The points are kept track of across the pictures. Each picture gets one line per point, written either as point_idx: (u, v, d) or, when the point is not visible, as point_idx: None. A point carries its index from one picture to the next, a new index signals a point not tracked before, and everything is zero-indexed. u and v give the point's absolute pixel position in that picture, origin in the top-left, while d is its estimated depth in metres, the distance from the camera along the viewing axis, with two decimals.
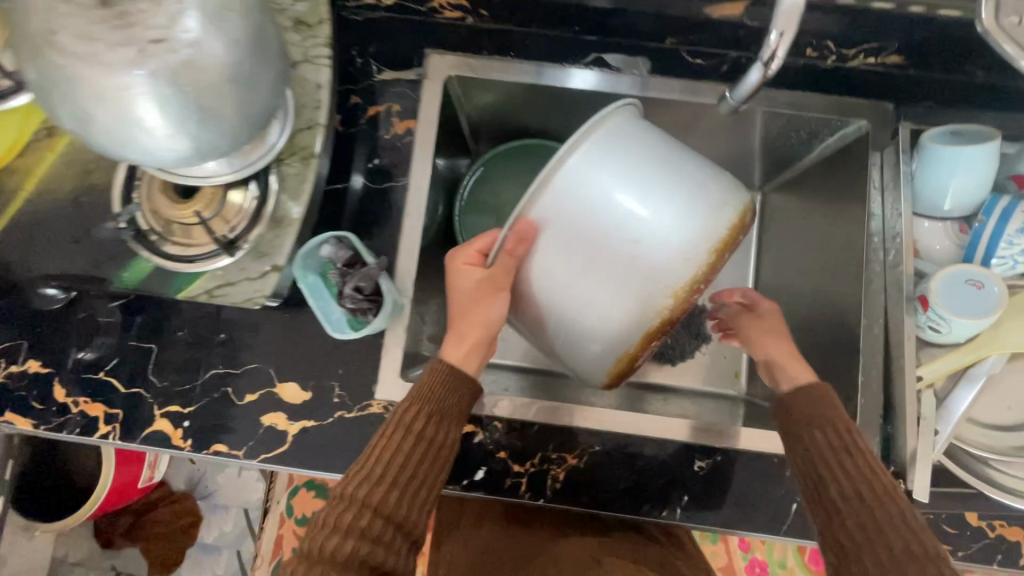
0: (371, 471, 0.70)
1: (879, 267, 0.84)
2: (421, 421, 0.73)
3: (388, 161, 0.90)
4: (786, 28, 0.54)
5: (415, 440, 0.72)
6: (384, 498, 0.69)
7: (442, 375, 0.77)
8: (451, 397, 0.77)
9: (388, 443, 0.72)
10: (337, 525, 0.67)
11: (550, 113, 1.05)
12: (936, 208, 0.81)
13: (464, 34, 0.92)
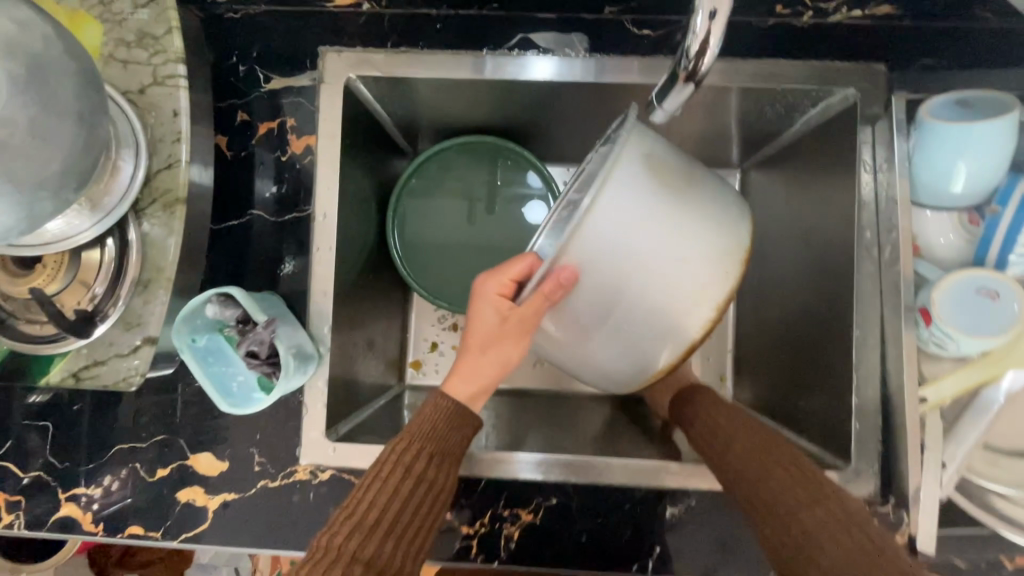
0: (360, 518, 0.58)
1: (874, 266, 0.71)
2: (425, 456, 0.63)
3: (289, 187, 0.77)
4: (717, 8, 0.40)
5: (417, 478, 0.61)
6: (375, 549, 0.56)
7: (446, 409, 0.67)
8: (453, 436, 0.66)
9: (383, 484, 0.60)
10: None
11: (485, 105, 0.90)
12: (943, 195, 0.66)
13: (362, 24, 0.77)
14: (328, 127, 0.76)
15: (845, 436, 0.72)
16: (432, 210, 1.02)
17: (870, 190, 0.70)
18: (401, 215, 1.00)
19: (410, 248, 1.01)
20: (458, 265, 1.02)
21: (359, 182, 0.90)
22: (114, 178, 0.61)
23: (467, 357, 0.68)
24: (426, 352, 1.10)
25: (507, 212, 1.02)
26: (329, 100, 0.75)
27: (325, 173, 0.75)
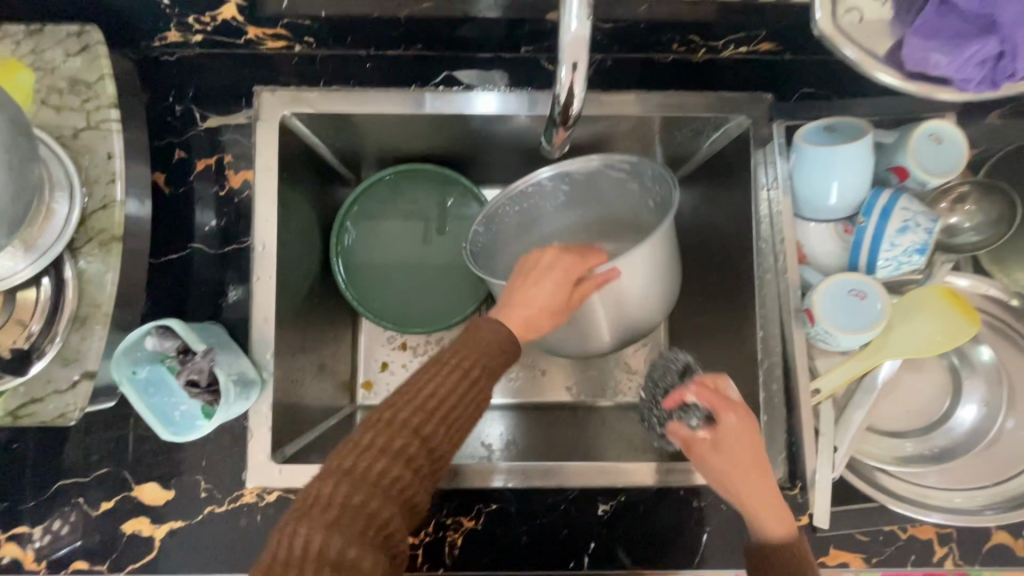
0: (422, 399, 0.59)
1: (772, 275, 0.77)
2: (479, 361, 0.62)
3: (228, 220, 0.80)
4: (577, 60, 0.47)
5: (473, 376, 0.62)
6: (428, 429, 0.58)
7: (502, 334, 0.65)
8: (504, 355, 0.65)
9: (439, 375, 0.60)
10: (368, 453, 0.55)
11: (420, 136, 0.95)
12: (824, 208, 0.74)
13: (295, 65, 0.82)
14: (265, 162, 0.80)
15: None
16: (376, 236, 1.06)
17: (765, 205, 0.77)
18: (344, 241, 1.03)
19: (354, 273, 1.04)
20: (402, 288, 1.06)
21: (301, 212, 0.94)
22: (48, 220, 0.64)
23: (508, 315, 0.67)
24: (377, 372, 1.13)
25: (448, 237, 1.07)
26: (265, 137, 0.80)
27: (263, 206, 0.79)
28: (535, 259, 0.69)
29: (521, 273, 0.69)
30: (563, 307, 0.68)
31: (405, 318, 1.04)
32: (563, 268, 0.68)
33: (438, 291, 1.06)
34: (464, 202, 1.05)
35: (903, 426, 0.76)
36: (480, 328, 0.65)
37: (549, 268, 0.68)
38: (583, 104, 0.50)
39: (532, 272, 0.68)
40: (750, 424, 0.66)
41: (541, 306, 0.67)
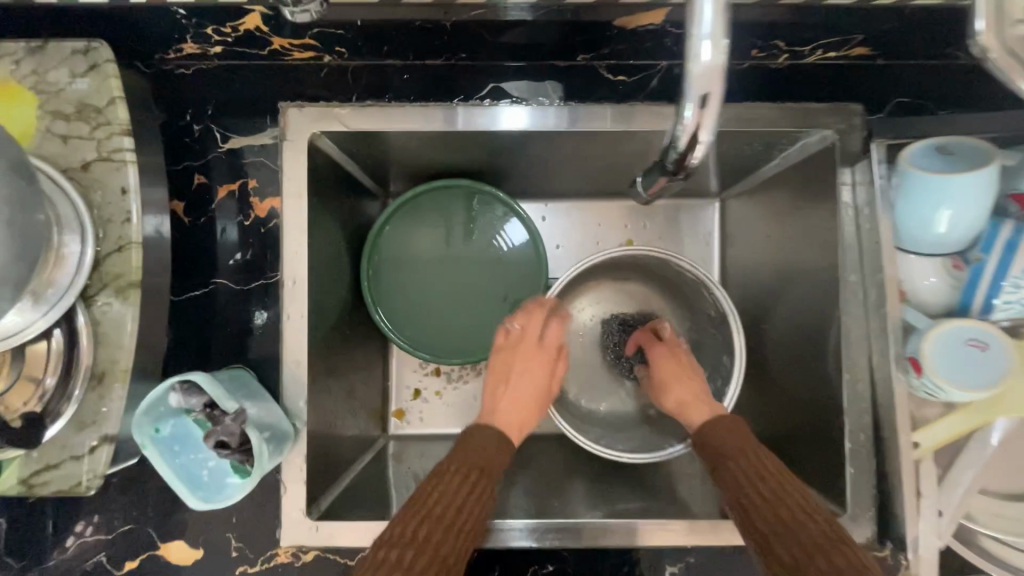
0: (429, 508, 0.61)
1: (860, 310, 0.71)
2: (478, 463, 0.66)
3: (254, 253, 0.73)
4: (708, 92, 0.41)
5: (478, 475, 0.65)
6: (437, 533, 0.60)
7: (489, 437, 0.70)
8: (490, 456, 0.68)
9: (444, 477, 0.64)
10: (393, 552, 0.57)
11: (459, 151, 0.87)
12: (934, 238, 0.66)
13: (324, 77, 0.73)
14: (294, 188, 0.72)
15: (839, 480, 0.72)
16: (411, 261, 0.98)
17: (853, 229, 0.71)
18: (376, 265, 0.96)
19: (388, 301, 0.97)
20: (440, 316, 0.98)
21: (331, 235, 0.86)
22: (59, 265, 0.56)
23: (497, 419, 0.74)
24: (409, 400, 1.06)
25: (487, 258, 0.99)
26: (293, 160, 0.72)
27: (291, 237, 0.72)
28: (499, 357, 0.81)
29: (495, 370, 0.79)
30: (539, 401, 0.78)
31: (446, 349, 0.96)
32: (523, 348, 0.80)
33: (475, 312, 0.98)
34: (502, 221, 0.98)
35: (1008, 484, 0.68)
36: (473, 436, 0.70)
37: (521, 358, 0.79)
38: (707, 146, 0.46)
39: (506, 358, 0.80)
40: (679, 359, 0.80)
41: (526, 407, 0.76)
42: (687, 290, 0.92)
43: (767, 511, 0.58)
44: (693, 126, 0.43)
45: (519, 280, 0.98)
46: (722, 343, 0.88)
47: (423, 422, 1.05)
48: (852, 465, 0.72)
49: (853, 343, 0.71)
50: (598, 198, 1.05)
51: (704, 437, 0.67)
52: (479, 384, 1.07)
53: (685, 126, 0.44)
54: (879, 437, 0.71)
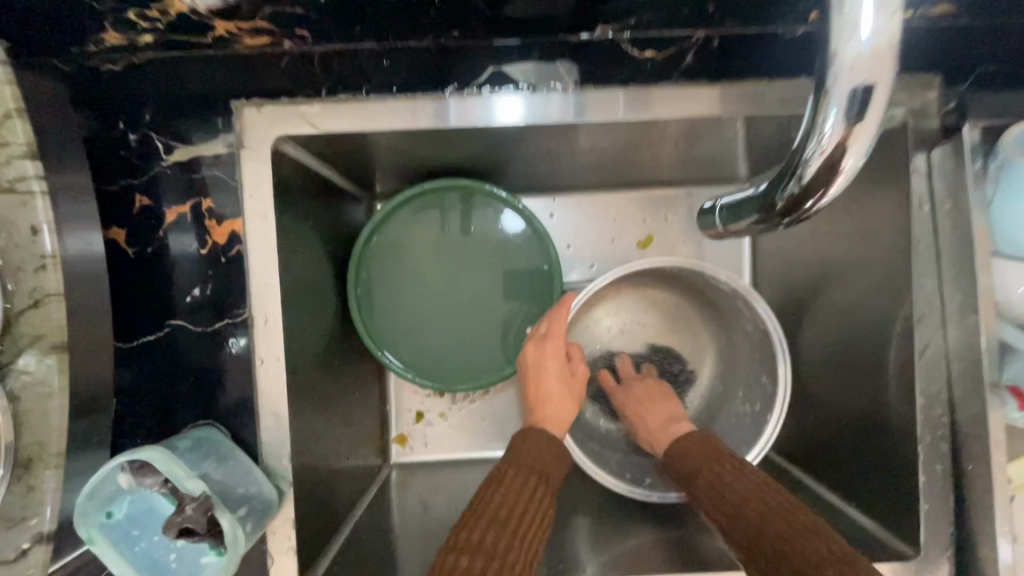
0: (493, 514, 0.61)
1: (936, 318, 0.62)
2: (535, 469, 0.66)
3: (216, 288, 0.61)
4: (873, 82, 0.38)
5: (536, 478, 0.65)
6: (505, 538, 0.59)
7: (544, 441, 0.69)
8: (549, 461, 0.68)
9: (505, 483, 0.64)
10: (464, 557, 0.57)
11: (455, 148, 0.75)
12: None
13: (285, 68, 0.59)
14: (257, 207, 0.60)
15: (912, 517, 0.63)
16: (405, 280, 0.85)
17: (930, 224, 0.61)
18: (365, 288, 0.84)
19: (383, 328, 0.84)
20: (447, 340, 0.86)
21: (313, 252, 0.74)
22: None
23: (543, 417, 0.73)
24: (412, 424, 0.96)
25: (492, 268, 0.86)
26: (253, 173, 0.60)
27: (263, 266, 0.60)
28: (532, 352, 0.77)
29: (532, 360, 0.77)
30: (570, 385, 0.76)
31: (459, 377, 0.85)
32: (534, 351, 0.77)
33: (482, 325, 0.86)
34: (503, 224, 0.86)
35: None
36: (526, 437, 0.70)
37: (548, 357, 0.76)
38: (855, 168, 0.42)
39: (537, 352, 0.77)
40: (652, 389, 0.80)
41: (566, 395, 0.75)
42: (721, 303, 0.83)
43: (761, 527, 0.56)
44: (836, 147, 0.40)
45: (531, 291, 0.86)
46: (764, 364, 0.78)
47: (428, 447, 0.96)
48: (927, 500, 0.62)
49: (929, 354, 0.62)
50: (612, 188, 0.93)
51: (676, 456, 0.68)
52: (488, 402, 0.97)
53: (823, 147, 0.40)
54: (959, 467, 0.61)
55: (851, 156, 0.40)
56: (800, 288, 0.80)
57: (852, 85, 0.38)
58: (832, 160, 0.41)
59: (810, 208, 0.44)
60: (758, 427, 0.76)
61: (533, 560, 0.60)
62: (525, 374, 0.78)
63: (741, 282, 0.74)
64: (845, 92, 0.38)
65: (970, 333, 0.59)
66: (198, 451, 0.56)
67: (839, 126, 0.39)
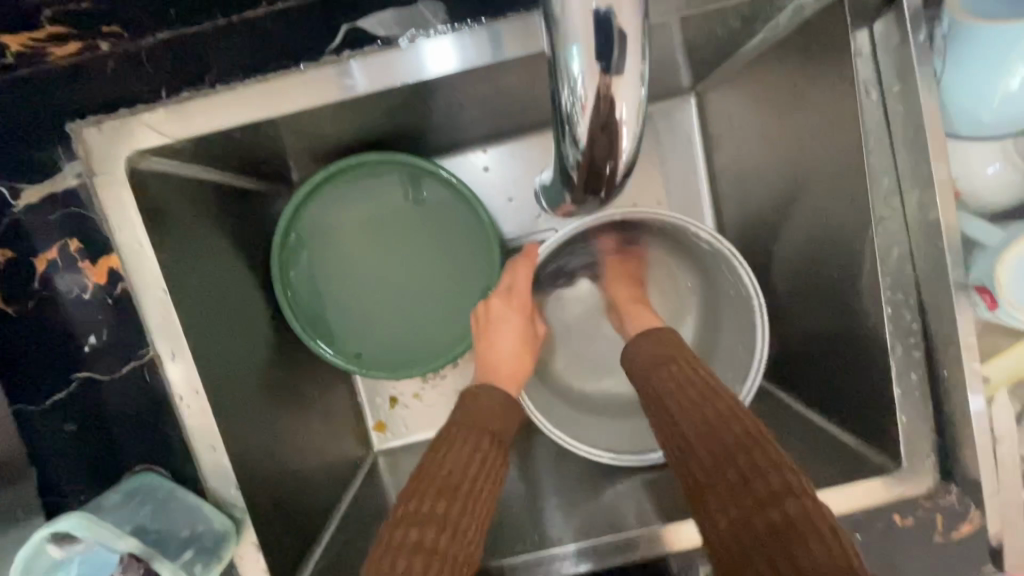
0: (443, 478, 0.54)
1: (898, 217, 0.55)
2: (488, 427, 0.59)
3: (111, 330, 0.57)
4: (614, 3, 0.29)
5: (488, 439, 0.58)
6: (456, 505, 0.53)
7: (498, 394, 0.63)
8: (504, 418, 0.62)
9: (456, 445, 0.57)
10: (411, 531, 0.50)
11: (354, 120, 0.66)
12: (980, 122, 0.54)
13: (111, 73, 0.53)
14: (131, 238, 0.54)
15: (891, 431, 0.58)
16: (337, 268, 0.80)
17: (881, 115, 0.54)
18: (297, 286, 0.78)
19: (321, 319, 0.79)
20: (390, 323, 0.81)
21: (225, 264, 0.67)
22: None
23: (498, 375, 0.66)
24: (388, 410, 0.94)
25: (433, 246, 0.80)
26: (114, 200, 0.53)
27: (159, 302, 0.55)
28: (495, 305, 0.71)
29: (496, 315, 0.71)
30: (529, 343, 0.71)
31: (405, 360, 0.81)
32: (494, 304, 0.71)
33: (432, 309, 0.82)
34: (439, 196, 0.79)
35: None
36: (479, 393, 0.62)
37: (513, 308, 0.71)
38: (639, 122, 0.32)
39: (500, 307, 0.71)
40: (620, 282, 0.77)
41: (521, 352, 0.69)
42: (703, 255, 0.75)
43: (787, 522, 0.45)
44: (597, 93, 0.30)
45: (480, 264, 0.80)
46: (747, 318, 0.71)
47: (408, 429, 0.93)
48: (905, 413, 0.57)
49: (893, 260, 0.56)
50: (546, 125, 0.83)
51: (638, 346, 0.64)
52: (459, 375, 0.93)
53: (582, 98, 0.30)
54: (935, 374, 0.57)
55: (623, 100, 0.30)
56: (764, 201, 0.72)
57: (586, 11, 0.29)
58: (601, 113, 0.30)
59: (610, 176, 0.33)
60: (737, 385, 0.71)
61: (486, 520, 0.54)
62: (480, 328, 0.71)
63: (725, 243, 0.66)
64: (585, 18, 0.29)
65: (932, 231, 0.54)
66: (133, 502, 0.56)
67: (588, 66, 0.29)
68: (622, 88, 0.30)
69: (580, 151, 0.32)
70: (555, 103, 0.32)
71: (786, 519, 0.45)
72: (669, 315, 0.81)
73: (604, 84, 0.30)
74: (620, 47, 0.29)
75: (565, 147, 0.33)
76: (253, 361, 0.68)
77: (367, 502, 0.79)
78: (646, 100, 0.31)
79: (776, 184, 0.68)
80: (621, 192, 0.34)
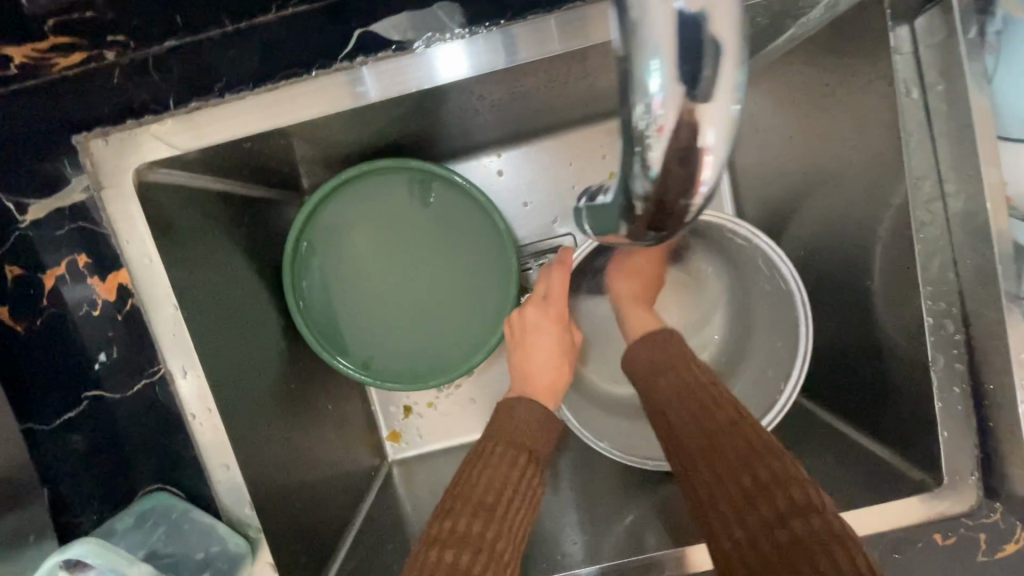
0: (478, 498, 0.52)
1: (939, 221, 0.53)
2: (525, 445, 0.57)
3: (122, 347, 0.56)
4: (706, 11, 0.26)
5: (525, 456, 0.56)
6: (493, 527, 0.50)
7: (534, 409, 0.60)
8: (542, 434, 0.59)
9: (491, 464, 0.54)
10: (447, 552, 0.49)
11: (367, 127, 0.64)
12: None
13: (117, 83, 0.51)
14: (142, 252, 0.53)
15: (931, 447, 0.55)
16: (350, 277, 0.78)
17: (922, 114, 0.51)
18: (309, 295, 0.76)
19: (335, 329, 0.78)
20: (402, 334, 0.80)
21: (235, 276, 0.65)
22: None
23: (532, 388, 0.63)
24: (402, 420, 0.92)
25: (448, 254, 0.79)
26: (123, 213, 0.52)
27: (173, 318, 0.54)
28: (530, 314, 0.67)
29: (531, 324, 0.67)
30: (566, 353, 0.67)
31: (417, 372, 0.79)
32: (529, 311, 0.67)
33: (447, 318, 0.80)
34: (453, 202, 0.77)
35: None
36: (513, 407, 0.60)
37: (551, 317, 0.67)
38: (727, 149, 0.29)
39: (535, 315, 0.67)
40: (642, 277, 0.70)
41: (557, 362, 0.66)
42: (736, 258, 0.72)
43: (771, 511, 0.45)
44: (680, 116, 0.27)
45: (495, 271, 0.78)
46: (781, 323, 0.69)
47: (423, 439, 0.91)
48: (946, 427, 0.54)
49: (934, 267, 0.53)
50: (560, 128, 0.81)
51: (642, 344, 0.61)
52: (473, 383, 0.91)
53: (661, 119, 0.27)
54: (979, 387, 0.54)
55: (710, 124, 0.27)
56: (788, 205, 0.69)
57: (674, 21, 0.26)
58: (681, 138, 0.28)
59: (680, 209, 0.30)
60: (770, 396, 0.68)
61: (521, 543, 0.52)
62: (515, 336, 0.68)
63: (765, 237, 0.64)
64: (670, 29, 0.26)
65: (978, 236, 0.51)
66: (145, 525, 0.55)
67: (671, 84, 0.27)
68: (710, 112, 0.27)
69: (652, 180, 0.29)
70: (624, 123, 0.29)
71: (794, 538, 0.43)
72: (697, 321, 0.78)
73: (688, 106, 0.27)
74: (713, 65, 0.27)
75: (632, 174, 0.29)
76: (268, 375, 0.66)
77: (383, 515, 0.77)
78: (735, 122, 0.28)
79: (803, 187, 0.65)
80: (690, 227, 0.31)
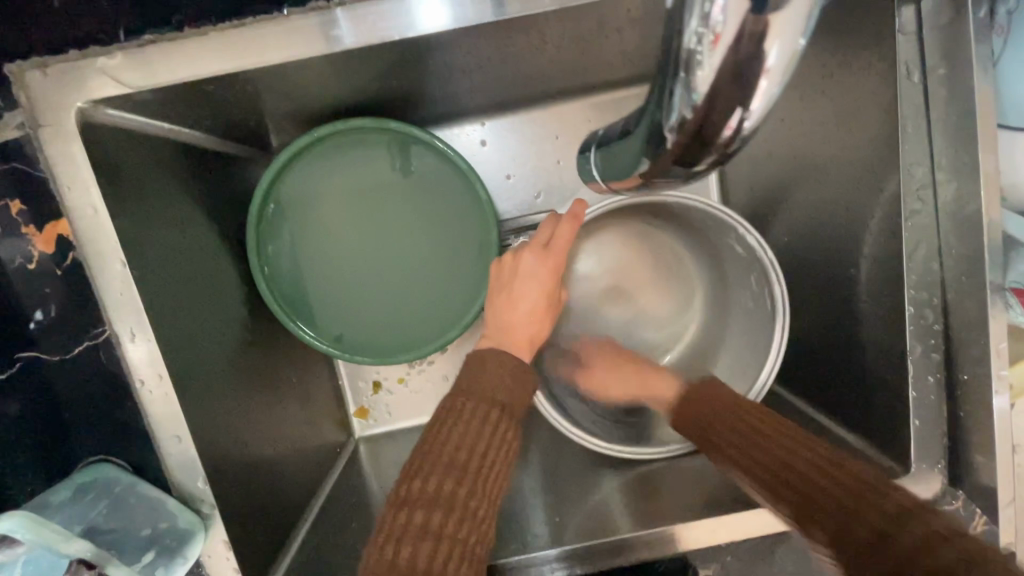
0: (444, 455, 0.49)
1: (927, 209, 0.52)
2: (500, 399, 0.53)
3: (60, 305, 0.52)
4: None
5: (498, 411, 0.53)
6: (465, 484, 0.48)
7: (513, 365, 0.56)
8: (518, 389, 0.55)
9: (464, 421, 0.51)
10: (416, 513, 0.46)
11: (343, 78, 0.59)
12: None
13: (58, 6, 0.45)
14: (86, 199, 0.47)
15: (903, 435, 0.56)
16: (319, 244, 0.73)
17: (921, 98, 0.50)
18: (275, 263, 0.72)
19: (301, 298, 0.73)
20: (373, 307, 0.76)
21: (195, 224, 0.60)
22: None
23: (512, 340, 0.60)
24: (370, 396, 0.89)
25: (424, 223, 0.75)
26: (61, 153, 0.46)
27: (119, 266, 0.49)
28: (525, 259, 0.62)
29: (524, 271, 0.62)
30: (552, 307, 0.63)
31: (391, 348, 0.76)
32: (525, 256, 0.62)
33: (421, 291, 0.76)
34: (432, 170, 0.74)
35: None
36: (487, 357, 0.56)
37: (548, 271, 0.62)
38: (782, 86, 0.29)
39: (531, 262, 0.62)
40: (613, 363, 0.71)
41: (541, 317, 0.62)
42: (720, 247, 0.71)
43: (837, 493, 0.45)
44: (737, 27, 0.26)
45: (473, 243, 0.75)
46: (760, 319, 0.68)
47: (391, 417, 0.89)
48: (918, 415, 0.55)
49: (919, 257, 0.53)
50: (547, 98, 0.78)
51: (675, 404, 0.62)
52: (445, 361, 0.88)
53: (718, 28, 0.27)
54: (953, 377, 0.54)
55: (777, 44, 0.27)
56: (774, 188, 0.68)
57: None
58: (733, 50, 0.27)
59: (724, 141, 0.31)
60: (749, 377, 0.67)
61: (496, 495, 0.51)
62: (502, 279, 0.63)
63: (768, 251, 0.62)
64: None
65: (966, 226, 0.51)
66: (85, 500, 0.52)
67: None
68: (780, 28, 0.26)
69: (696, 105, 0.29)
70: (674, 40, 0.29)
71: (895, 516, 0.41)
72: (676, 305, 0.77)
73: (753, 21, 0.26)
74: None
75: (675, 102, 0.30)
76: (217, 326, 0.61)
77: (346, 493, 0.74)
78: (801, 54, 0.28)
79: (790, 171, 0.64)
80: (722, 164, 0.32)
